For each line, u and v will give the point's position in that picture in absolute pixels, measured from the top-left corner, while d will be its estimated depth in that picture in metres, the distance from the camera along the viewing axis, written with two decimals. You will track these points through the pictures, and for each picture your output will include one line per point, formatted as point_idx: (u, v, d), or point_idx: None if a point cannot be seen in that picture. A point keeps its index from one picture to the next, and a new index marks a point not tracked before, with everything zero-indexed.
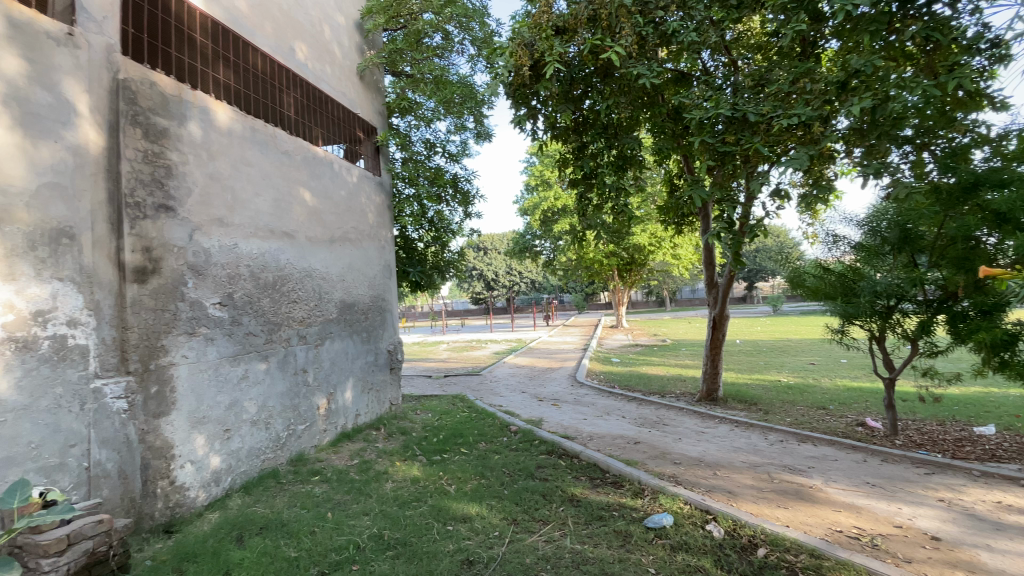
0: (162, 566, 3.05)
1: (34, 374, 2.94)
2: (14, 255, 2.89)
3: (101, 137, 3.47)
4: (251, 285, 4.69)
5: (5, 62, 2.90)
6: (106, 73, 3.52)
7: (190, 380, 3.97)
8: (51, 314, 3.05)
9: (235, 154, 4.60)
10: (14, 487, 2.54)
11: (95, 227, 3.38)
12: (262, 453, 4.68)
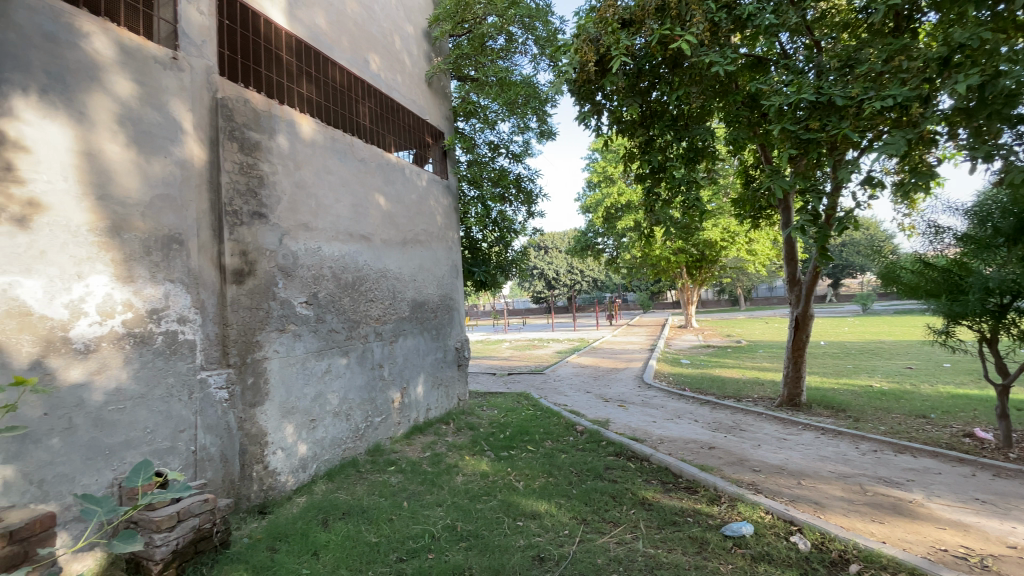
0: (259, 543, 3.32)
1: (151, 365, 3.31)
2: (133, 259, 3.27)
3: (203, 151, 3.84)
4: (333, 285, 5.01)
5: (125, 89, 3.29)
6: (206, 92, 3.89)
7: (281, 372, 4.30)
8: (163, 311, 3.43)
9: (317, 163, 4.92)
10: (138, 467, 2.85)
11: (200, 233, 3.75)
12: (344, 442, 4.97)
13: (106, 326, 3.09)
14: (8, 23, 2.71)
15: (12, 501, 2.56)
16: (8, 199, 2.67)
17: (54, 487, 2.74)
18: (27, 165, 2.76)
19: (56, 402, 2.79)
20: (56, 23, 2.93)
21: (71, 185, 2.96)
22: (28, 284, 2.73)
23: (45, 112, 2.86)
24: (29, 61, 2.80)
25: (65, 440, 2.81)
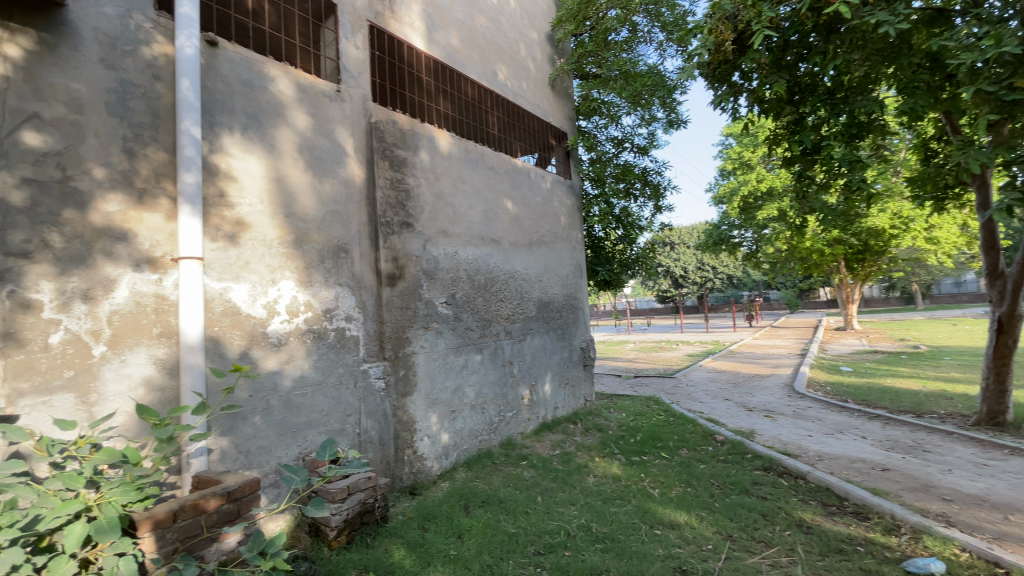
0: (412, 521, 3.66)
1: (325, 357, 3.85)
2: (312, 267, 3.83)
3: (361, 170, 4.35)
4: (468, 286, 5.33)
5: (301, 121, 3.86)
6: (362, 117, 4.40)
7: (426, 366, 4.70)
8: (335, 311, 3.97)
9: (454, 173, 5.28)
10: (324, 444, 3.27)
11: (360, 242, 4.26)
12: (480, 434, 5.26)
13: (292, 323, 3.66)
14: (219, 76, 3.35)
15: (229, 465, 3.15)
16: (222, 220, 3.31)
17: (257, 456, 3.31)
18: (235, 191, 3.39)
19: (257, 386, 3.37)
20: (251, 72, 3.54)
21: (265, 205, 3.56)
22: (237, 288, 3.35)
23: (246, 147, 3.48)
24: (233, 105, 3.42)
25: (264, 417, 3.38)
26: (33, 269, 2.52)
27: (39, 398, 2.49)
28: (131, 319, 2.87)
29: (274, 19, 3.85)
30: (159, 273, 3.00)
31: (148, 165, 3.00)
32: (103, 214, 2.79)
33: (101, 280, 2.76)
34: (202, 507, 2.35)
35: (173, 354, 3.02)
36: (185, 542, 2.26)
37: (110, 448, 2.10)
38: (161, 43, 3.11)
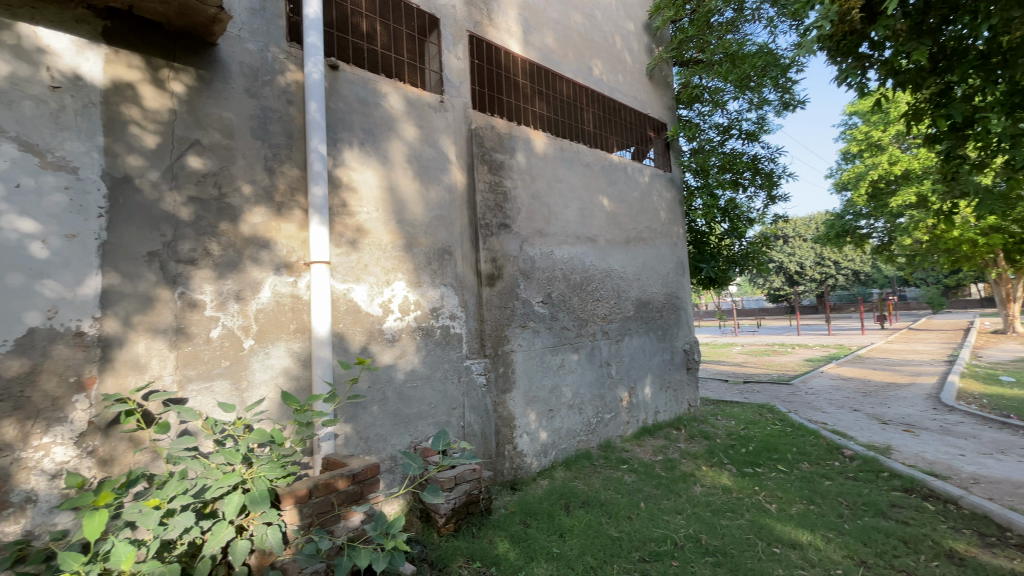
0: (513, 515, 3.74)
1: (432, 353, 4.07)
2: (420, 268, 4.07)
3: (463, 175, 4.54)
4: (565, 286, 5.32)
5: (410, 132, 4.12)
6: (463, 124, 4.59)
7: (525, 364, 4.77)
8: (440, 309, 4.18)
9: (550, 173, 5.32)
10: (438, 435, 3.22)
11: (462, 244, 4.45)
12: (578, 435, 5.23)
13: (404, 321, 3.92)
14: (339, 97, 3.69)
15: (352, 450, 3.46)
16: (345, 227, 3.64)
17: (375, 443, 3.59)
18: (354, 200, 3.71)
19: (374, 378, 3.66)
20: (367, 90, 3.85)
21: (379, 212, 3.85)
22: (357, 289, 3.67)
23: (363, 159, 3.79)
24: (352, 122, 3.75)
25: (380, 408, 3.66)
26: (198, 274, 2.96)
27: (204, 383, 2.93)
28: (273, 316, 3.26)
29: (385, 38, 4.14)
30: (294, 275, 3.39)
31: (284, 181, 3.39)
32: (249, 225, 3.21)
33: (249, 283, 3.17)
34: (333, 486, 2.61)
35: (305, 347, 3.39)
36: (319, 517, 2.52)
37: (261, 430, 2.39)
38: (292, 71, 3.50)
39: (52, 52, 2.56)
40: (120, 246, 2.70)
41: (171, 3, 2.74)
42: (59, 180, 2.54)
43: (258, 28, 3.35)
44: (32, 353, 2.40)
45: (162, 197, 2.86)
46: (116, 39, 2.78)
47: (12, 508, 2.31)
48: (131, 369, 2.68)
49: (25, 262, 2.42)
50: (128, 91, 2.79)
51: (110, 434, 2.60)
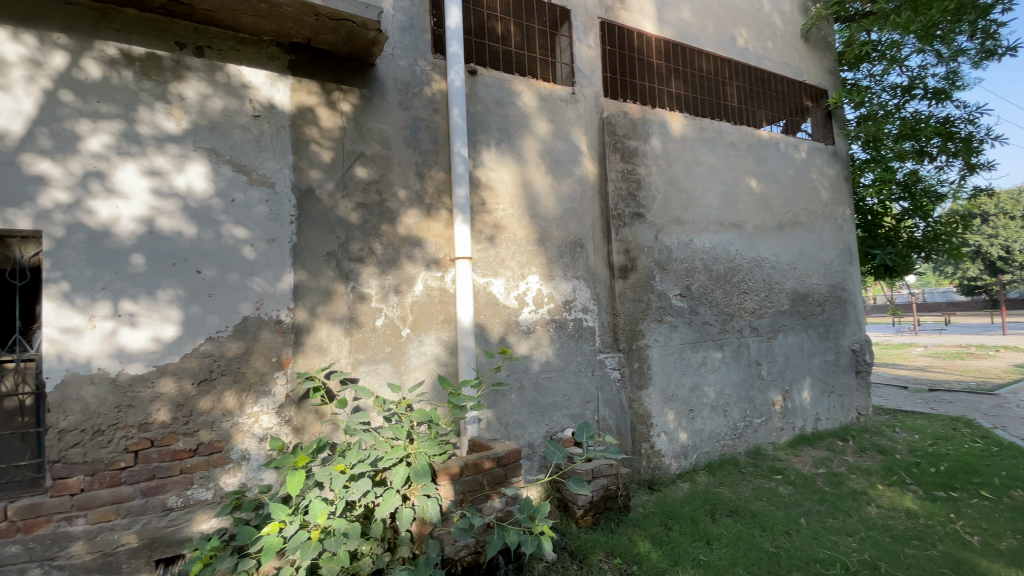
0: (653, 516, 3.61)
1: (567, 345, 4.10)
2: (554, 261, 4.12)
3: (595, 166, 4.48)
4: (706, 277, 4.97)
5: (543, 128, 4.19)
6: (596, 114, 4.52)
7: (662, 360, 4.57)
8: (574, 302, 4.19)
9: (688, 157, 4.99)
10: (583, 427, 3.30)
11: (595, 237, 4.40)
12: (722, 438, 4.87)
13: (539, 313, 4.01)
14: (478, 100, 3.88)
15: (494, 434, 3.65)
16: (483, 224, 3.83)
17: (515, 430, 3.74)
18: (492, 198, 3.89)
19: (513, 368, 3.81)
20: (502, 91, 4.00)
21: (515, 208, 3.98)
22: (496, 282, 3.84)
23: (500, 158, 3.95)
24: (490, 123, 3.92)
25: (519, 396, 3.80)
26: (364, 270, 3.36)
27: (372, 365, 3.32)
28: (425, 307, 3.57)
29: (519, 38, 4.25)
30: (441, 270, 3.66)
31: (431, 184, 3.67)
32: (404, 226, 3.54)
33: (405, 277, 3.50)
34: (481, 467, 2.76)
35: (452, 336, 3.65)
36: (469, 495, 2.69)
37: (421, 409, 2.63)
38: (437, 81, 3.77)
39: (254, 87, 3.09)
40: (306, 248, 3.16)
41: (340, 32, 3.12)
42: (262, 194, 3.06)
43: (407, 44, 3.67)
44: (246, 337, 2.94)
45: (336, 204, 3.29)
46: (298, 69, 3.24)
47: (233, 462, 2.87)
48: (316, 352, 3.14)
49: (240, 262, 2.96)
50: (309, 114, 3.25)
51: (302, 406, 3.08)
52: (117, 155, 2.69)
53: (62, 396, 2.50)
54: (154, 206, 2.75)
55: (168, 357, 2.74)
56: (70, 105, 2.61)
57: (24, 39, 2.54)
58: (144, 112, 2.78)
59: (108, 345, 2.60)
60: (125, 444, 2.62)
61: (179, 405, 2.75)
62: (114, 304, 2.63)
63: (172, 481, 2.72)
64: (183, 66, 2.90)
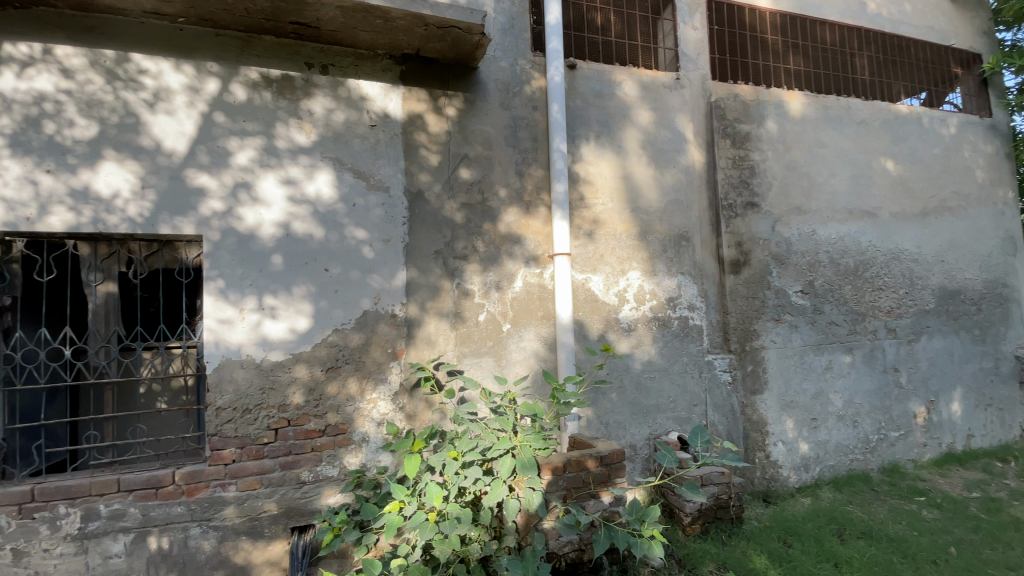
0: (770, 530, 3.34)
1: (671, 344, 3.93)
2: (657, 256, 3.97)
3: (702, 154, 4.23)
4: (831, 272, 4.48)
5: (645, 118, 4.04)
6: (702, 100, 4.26)
7: (779, 363, 4.21)
8: (679, 300, 4.00)
9: (809, 139, 4.53)
10: (696, 430, 2.76)
11: (703, 229, 4.16)
12: (850, 451, 4.37)
13: (640, 310, 3.88)
14: (577, 94, 3.85)
15: (595, 433, 3.62)
16: (583, 219, 3.79)
17: (615, 430, 3.67)
18: (592, 193, 3.83)
19: (614, 366, 3.74)
20: (602, 83, 3.93)
21: (616, 202, 3.89)
22: (596, 279, 3.78)
23: (600, 152, 3.88)
24: (589, 117, 3.87)
25: (620, 395, 3.72)
26: (468, 267, 3.49)
27: (475, 359, 3.44)
28: (525, 303, 3.62)
29: (619, 27, 4.14)
30: (540, 267, 3.68)
31: (531, 181, 3.71)
32: (505, 224, 3.61)
33: (506, 274, 3.57)
34: (584, 464, 2.73)
35: (552, 333, 3.66)
36: (571, 492, 2.68)
37: (527, 403, 2.65)
38: (536, 78, 3.79)
39: (370, 99, 3.33)
40: (416, 247, 3.35)
41: (446, 39, 3.25)
42: (377, 198, 3.29)
43: (508, 44, 3.73)
44: (366, 329, 3.19)
45: (442, 205, 3.45)
46: (408, 78, 3.43)
47: (355, 444, 3.14)
48: (425, 345, 3.33)
49: (359, 261, 3.21)
50: (418, 120, 3.44)
51: (413, 394, 3.28)
52: (259, 167, 3.05)
53: (219, 377, 2.89)
54: (289, 212, 3.09)
55: (301, 346, 3.06)
56: (222, 125, 3.01)
57: (187, 71, 2.97)
58: (280, 128, 3.12)
59: (254, 335, 2.97)
60: (267, 422, 2.98)
61: (310, 389, 3.06)
62: (259, 299, 2.99)
63: (305, 457, 3.04)
64: (310, 84, 3.21)
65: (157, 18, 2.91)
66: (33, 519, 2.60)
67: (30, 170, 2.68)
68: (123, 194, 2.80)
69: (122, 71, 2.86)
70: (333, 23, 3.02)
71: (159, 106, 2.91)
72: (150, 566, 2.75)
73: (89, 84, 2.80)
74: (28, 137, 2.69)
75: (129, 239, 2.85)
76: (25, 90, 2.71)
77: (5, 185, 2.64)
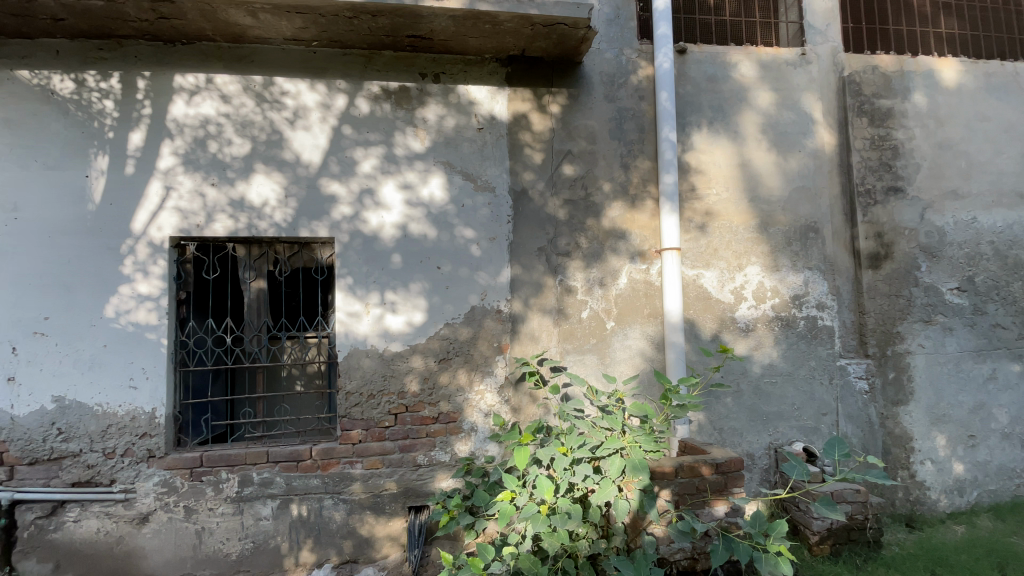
0: (915, 558, 2.93)
1: (796, 347, 3.61)
2: (778, 250, 3.65)
3: (833, 136, 3.80)
4: (998, 266, 3.81)
5: (765, 99, 3.73)
6: (833, 74, 3.83)
7: (928, 372, 3.67)
8: (805, 297, 3.65)
9: (970, 111, 3.88)
10: (833, 442, 2.47)
11: (834, 219, 3.75)
12: (1021, 477, 3.69)
13: (760, 309, 3.60)
14: (688, 81, 3.66)
15: (707, 438, 3.46)
16: (694, 212, 3.60)
17: (730, 437, 3.48)
18: (703, 183, 3.62)
19: (730, 368, 3.53)
20: (716, 66, 3.69)
21: (730, 192, 3.64)
22: (708, 275, 3.58)
23: (712, 139, 3.66)
24: (701, 103, 3.66)
25: (735, 400, 3.51)
26: (573, 264, 3.48)
27: (578, 356, 3.44)
28: (632, 300, 3.53)
29: (734, 5, 3.86)
30: (646, 263, 3.56)
31: (637, 174, 3.60)
32: (610, 219, 3.55)
33: (610, 271, 3.52)
34: (698, 470, 2.61)
35: (659, 331, 3.53)
36: (684, 498, 2.57)
37: (637, 403, 2.56)
38: (643, 67, 3.66)
39: (478, 102, 3.45)
40: (520, 244, 3.42)
41: (552, 37, 3.27)
42: (484, 198, 3.41)
43: (613, 35, 3.65)
44: (474, 324, 3.33)
45: (546, 203, 3.48)
46: (514, 79, 3.50)
47: (464, 432, 3.29)
48: (530, 341, 3.39)
49: (468, 259, 3.35)
50: (523, 119, 3.49)
51: (519, 388, 3.36)
52: (380, 173, 3.31)
53: (348, 364, 3.20)
54: (406, 214, 3.31)
55: (417, 339, 3.27)
56: (349, 137, 3.31)
57: (320, 89, 3.30)
58: (398, 137, 3.35)
59: (377, 327, 3.23)
60: (388, 407, 3.23)
61: (425, 378, 3.27)
62: (381, 295, 3.24)
63: (421, 442, 3.25)
64: (424, 92, 3.40)
65: (295, 43, 3.26)
66: (201, 481, 3.06)
67: (199, 184, 3.15)
68: (270, 203, 3.20)
69: (268, 94, 3.25)
70: (445, 33, 3.17)
71: (297, 123, 3.27)
72: (292, 530, 3.12)
73: (242, 108, 3.23)
74: (197, 156, 3.17)
75: (276, 241, 3.26)
76: (195, 116, 3.19)
77: (182, 198, 3.13)
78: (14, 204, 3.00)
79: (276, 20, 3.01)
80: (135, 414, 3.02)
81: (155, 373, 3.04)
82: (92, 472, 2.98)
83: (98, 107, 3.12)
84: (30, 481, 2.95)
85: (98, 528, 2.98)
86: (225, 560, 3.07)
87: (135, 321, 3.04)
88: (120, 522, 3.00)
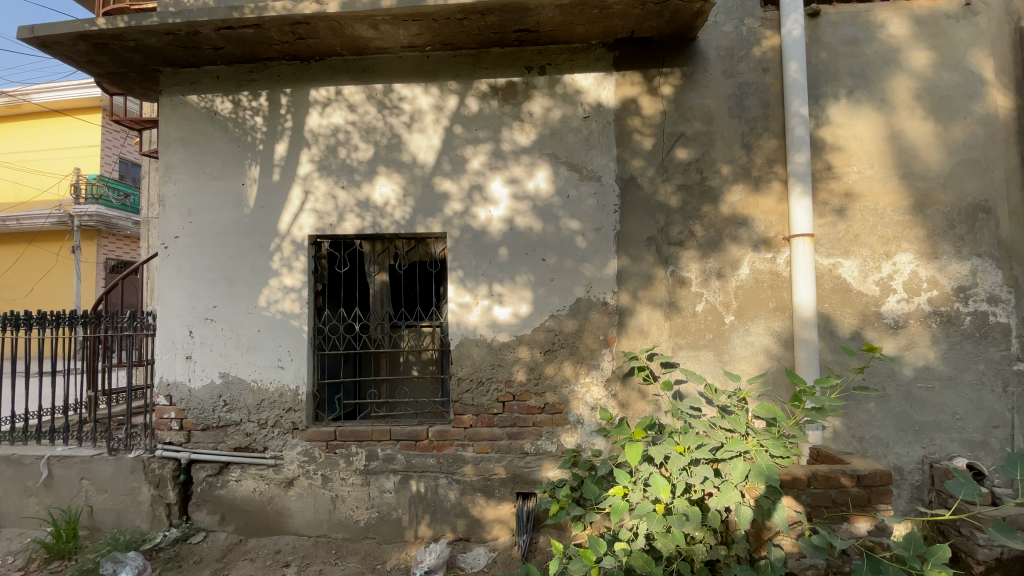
0: None
1: (960, 348, 3.10)
2: (937, 234, 3.15)
3: (1010, 97, 3.18)
4: None
5: (920, 60, 3.22)
6: (1007, 25, 3.20)
7: None
8: (972, 289, 3.11)
9: None
10: (1016, 458, 2.06)
11: (1011, 195, 3.14)
12: None
13: (913, 304, 3.14)
14: (822, 47, 3.27)
15: (843, 447, 3.12)
16: (830, 193, 3.22)
17: (873, 448, 3.10)
18: (842, 160, 3.23)
19: (874, 370, 3.13)
20: (857, 27, 3.26)
21: (875, 169, 3.21)
22: (847, 264, 3.19)
23: (852, 111, 3.24)
24: (839, 70, 3.26)
25: (880, 406, 3.12)
26: (686, 254, 3.31)
27: (692, 352, 3.28)
28: (754, 293, 3.27)
29: None
30: (772, 252, 3.27)
31: (761, 154, 3.31)
32: (728, 204, 3.31)
33: (729, 260, 3.29)
34: (835, 482, 2.36)
35: (786, 327, 3.23)
36: (818, 510, 2.34)
37: (765, 405, 2.34)
38: (768, 37, 3.35)
39: (584, 91, 3.39)
40: (629, 234, 3.32)
41: (664, 14, 3.09)
42: (590, 188, 3.35)
43: (732, 5, 3.37)
44: (580, 316, 3.31)
45: (657, 189, 3.34)
46: (622, 64, 3.38)
47: (571, 424, 3.30)
48: (638, 334, 3.29)
49: (574, 251, 3.33)
50: (632, 105, 3.37)
51: (626, 383, 3.29)
52: (489, 169, 3.41)
53: (459, 352, 3.35)
54: (513, 208, 3.37)
55: (524, 330, 3.33)
56: (460, 136, 3.44)
57: (433, 92, 3.47)
58: (506, 132, 3.42)
59: (485, 317, 3.35)
60: (496, 395, 3.34)
61: (531, 368, 3.33)
62: (489, 287, 3.35)
63: (528, 430, 3.33)
64: (530, 86, 3.42)
65: (411, 50, 3.46)
66: (336, 453, 3.42)
67: (332, 188, 3.49)
68: (391, 202, 3.44)
69: (388, 100, 3.49)
70: (553, 23, 3.14)
71: (414, 126, 3.47)
72: (411, 504, 3.36)
73: (366, 115, 3.50)
74: (329, 161, 3.50)
75: (396, 238, 3.55)
76: (327, 125, 3.52)
77: (318, 201, 3.49)
78: (189, 210, 3.56)
79: (394, 29, 3.21)
80: (282, 390, 3.45)
81: (298, 355, 3.44)
82: (249, 439, 3.47)
83: (250, 122, 3.57)
84: (203, 443, 3.51)
85: (254, 488, 3.46)
86: (355, 525, 3.40)
87: (282, 309, 3.46)
88: (270, 484, 3.45)
